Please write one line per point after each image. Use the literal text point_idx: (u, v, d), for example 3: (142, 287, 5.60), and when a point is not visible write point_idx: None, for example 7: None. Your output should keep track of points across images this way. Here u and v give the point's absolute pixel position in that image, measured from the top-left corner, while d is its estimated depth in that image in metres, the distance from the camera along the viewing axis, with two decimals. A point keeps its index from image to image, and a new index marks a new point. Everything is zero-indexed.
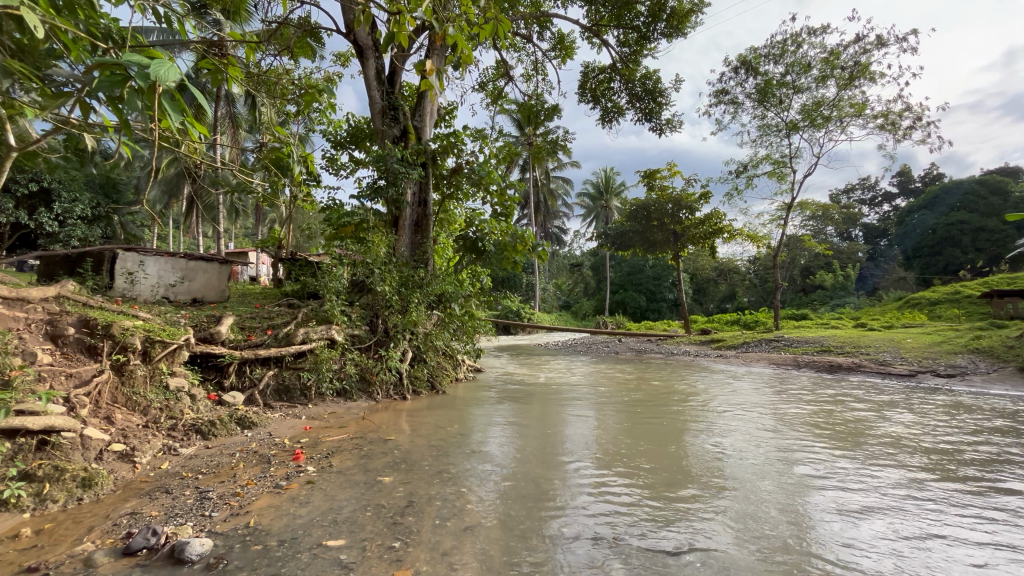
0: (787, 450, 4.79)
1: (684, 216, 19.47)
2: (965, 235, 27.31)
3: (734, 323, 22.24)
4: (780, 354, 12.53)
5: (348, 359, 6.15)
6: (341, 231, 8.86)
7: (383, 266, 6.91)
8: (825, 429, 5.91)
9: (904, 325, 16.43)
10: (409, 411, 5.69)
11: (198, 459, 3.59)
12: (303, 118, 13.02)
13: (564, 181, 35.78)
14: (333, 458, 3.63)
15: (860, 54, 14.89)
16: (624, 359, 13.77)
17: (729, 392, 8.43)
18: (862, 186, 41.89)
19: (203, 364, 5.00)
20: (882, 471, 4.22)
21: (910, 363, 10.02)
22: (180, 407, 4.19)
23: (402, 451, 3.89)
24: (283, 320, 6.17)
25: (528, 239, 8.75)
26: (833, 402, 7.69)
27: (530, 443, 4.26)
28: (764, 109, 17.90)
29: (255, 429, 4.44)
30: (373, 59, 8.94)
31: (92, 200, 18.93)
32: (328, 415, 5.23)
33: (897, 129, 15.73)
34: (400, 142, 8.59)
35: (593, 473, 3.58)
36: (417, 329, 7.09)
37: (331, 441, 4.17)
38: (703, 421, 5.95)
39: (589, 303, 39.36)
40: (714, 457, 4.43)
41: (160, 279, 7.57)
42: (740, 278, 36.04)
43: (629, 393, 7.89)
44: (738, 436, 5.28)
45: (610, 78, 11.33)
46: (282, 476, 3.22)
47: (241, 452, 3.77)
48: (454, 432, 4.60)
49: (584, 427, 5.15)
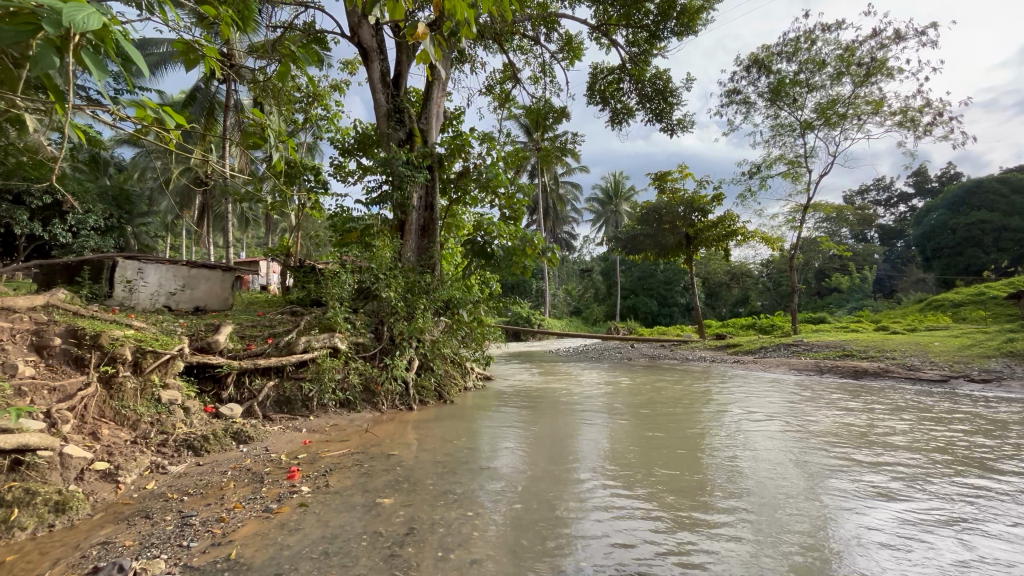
0: (820, 466, 4.44)
1: (696, 219, 19.08)
2: (988, 235, 26.56)
3: (749, 327, 21.76)
4: (800, 359, 12.09)
5: (352, 369, 5.89)
6: (346, 237, 8.68)
7: (389, 272, 6.68)
8: (856, 441, 5.54)
9: (928, 328, 15.87)
10: (415, 422, 5.43)
11: (187, 478, 3.35)
12: (310, 125, 12.98)
13: (573, 186, 35.55)
14: (330, 477, 3.37)
15: (878, 49, 14.50)
16: (637, 366, 13.41)
17: (750, 400, 8.04)
18: (877, 186, 41.10)
19: (200, 374, 4.78)
20: (929, 493, 3.86)
21: (940, 367, 9.58)
22: (172, 421, 3.96)
23: (405, 468, 3.62)
24: (285, 329, 5.96)
25: (537, 242, 8.47)
26: (862, 411, 7.30)
27: (540, 459, 3.99)
28: (777, 108, 17.53)
29: (251, 444, 4.20)
30: (377, 62, 8.80)
31: (105, 211, 19.10)
32: (330, 427, 4.98)
33: (917, 125, 15.25)
34: (406, 146, 8.40)
35: (609, 496, 3.29)
36: (425, 337, 6.84)
37: (330, 457, 3.91)
38: (725, 434, 5.60)
39: (599, 309, 38.93)
40: (742, 475, 4.10)
41: (160, 287, 7.40)
42: (754, 281, 35.40)
43: (645, 402, 7.54)
44: (765, 451, 4.92)
45: (619, 79, 11.07)
46: (273, 498, 2.96)
47: (233, 470, 3.52)
48: (461, 446, 4.33)
49: (599, 441, 4.86)
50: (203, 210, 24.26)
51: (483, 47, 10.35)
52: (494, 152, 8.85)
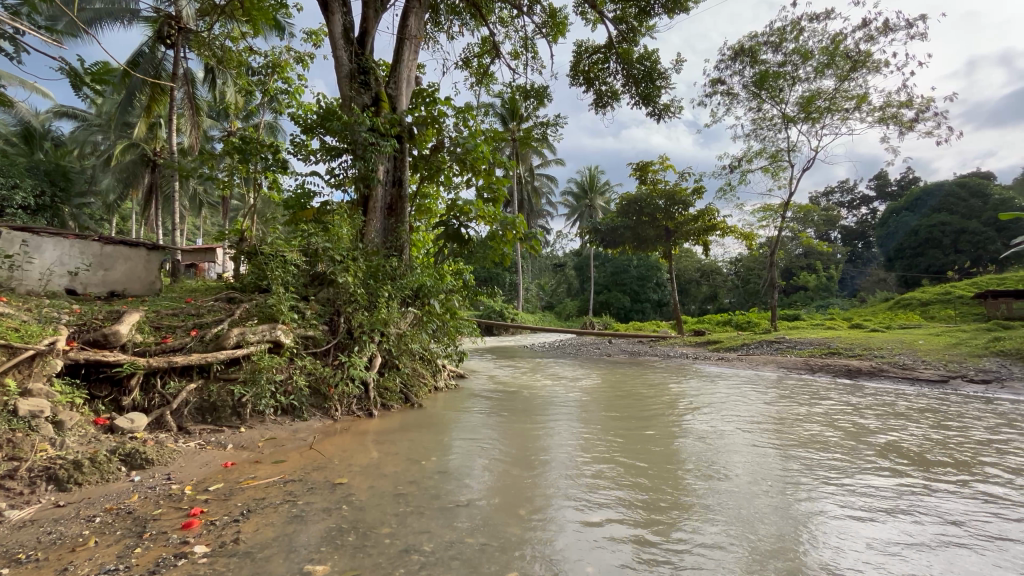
0: (860, 480, 3.75)
1: (677, 212, 18.51)
2: (946, 236, 27.08)
3: (726, 323, 21.55)
4: (785, 357, 11.64)
5: (297, 367, 4.84)
6: (300, 215, 7.65)
7: (348, 253, 5.65)
8: (878, 446, 4.92)
9: (902, 326, 15.83)
10: (375, 434, 4.45)
11: (29, 531, 2.30)
12: (268, 95, 11.74)
13: (548, 179, 34.91)
14: (246, 522, 2.41)
15: (866, 41, 14.14)
16: (618, 363, 12.85)
17: (743, 402, 7.44)
18: (841, 189, 42.11)
19: (91, 377, 3.72)
20: (998, 510, 3.21)
21: (935, 366, 9.23)
22: (33, 443, 2.87)
23: (354, 506, 2.66)
24: (215, 318, 4.86)
25: (518, 228, 7.54)
26: (869, 412, 6.77)
27: (527, 488, 3.12)
28: (760, 100, 17.09)
29: (149, 471, 3.12)
30: (339, 14, 7.71)
31: (35, 187, 17.30)
32: (264, 443, 3.96)
33: (899, 122, 15.05)
34: (371, 109, 7.29)
35: (626, 542, 2.46)
36: (389, 330, 5.84)
37: (255, 488, 2.91)
38: (733, 443, 4.85)
39: (572, 304, 38.53)
40: (778, 496, 3.33)
41: (61, 265, 6.21)
42: (723, 279, 35.63)
43: (634, 406, 6.84)
44: (793, 463, 4.16)
45: (604, 58, 10.19)
46: (147, 568, 1.98)
47: (108, 514, 2.49)
48: (431, 469, 3.41)
49: (592, 456, 4.04)
50: (151, 191, 22.29)
51: (458, 16, 9.39)
52: (472, 125, 7.87)
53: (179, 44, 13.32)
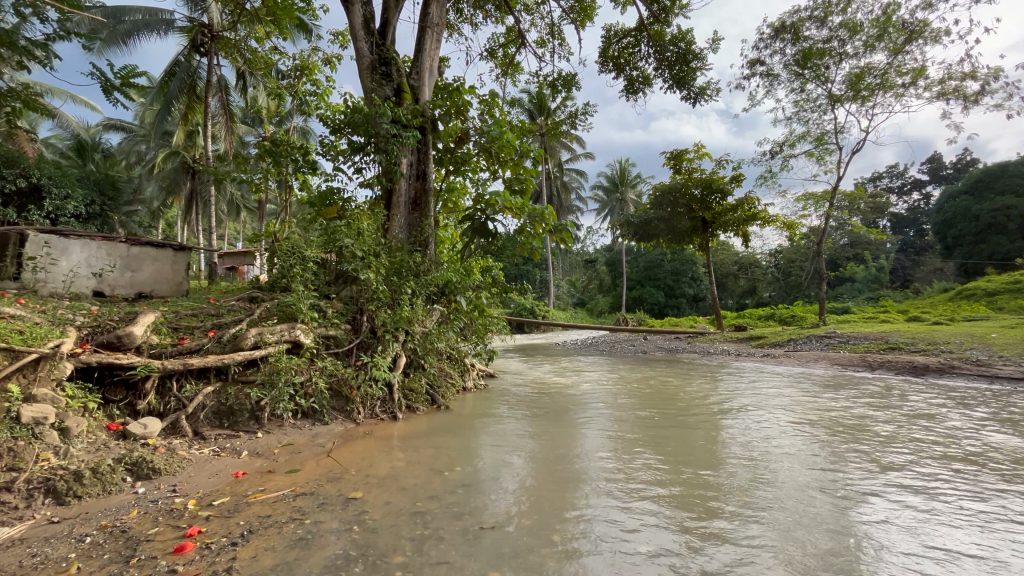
0: (953, 496, 3.20)
1: (714, 202, 17.71)
2: (1012, 221, 24.84)
3: (769, 318, 20.51)
4: (838, 353, 10.82)
5: (317, 369, 4.61)
6: (324, 212, 7.53)
7: (370, 249, 5.39)
8: (961, 451, 4.32)
9: (967, 319, 14.55)
10: (398, 440, 4.16)
11: (15, 552, 2.10)
12: (295, 97, 11.75)
13: (577, 173, 34.29)
14: (244, 547, 2.13)
15: (923, 9, 12.96)
16: (654, 361, 12.33)
17: (796, 404, 6.85)
18: (890, 174, 39.68)
19: (105, 380, 3.58)
20: None
21: (1015, 362, 8.31)
22: (35, 452, 2.71)
23: (365, 528, 2.35)
24: (234, 318, 4.70)
25: (548, 220, 7.14)
26: (946, 414, 6.06)
27: (562, 510, 2.74)
28: (804, 80, 16.03)
29: (154, 482, 2.92)
30: (359, 5, 7.51)
31: (85, 196, 18.05)
32: (280, 450, 3.72)
33: (962, 96, 13.78)
34: (393, 100, 7.05)
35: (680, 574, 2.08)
36: (414, 328, 5.58)
37: (261, 503, 2.66)
38: (793, 450, 4.32)
39: (604, 300, 37.78)
40: (856, 517, 2.84)
41: (88, 266, 6.28)
42: (762, 272, 34.18)
43: (674, 410, 6.37)
44: (868, 475, 3.64)
45: (635, 42, 9.63)
46: None
47: (99, 534, 2.26)
48: (456, 483, 3.08)
49: (634, 470, 3.62)
50: (192, 198, 23.04)
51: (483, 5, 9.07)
52: (498, 115, 7.53)
53: (211, 50, 13.55)
